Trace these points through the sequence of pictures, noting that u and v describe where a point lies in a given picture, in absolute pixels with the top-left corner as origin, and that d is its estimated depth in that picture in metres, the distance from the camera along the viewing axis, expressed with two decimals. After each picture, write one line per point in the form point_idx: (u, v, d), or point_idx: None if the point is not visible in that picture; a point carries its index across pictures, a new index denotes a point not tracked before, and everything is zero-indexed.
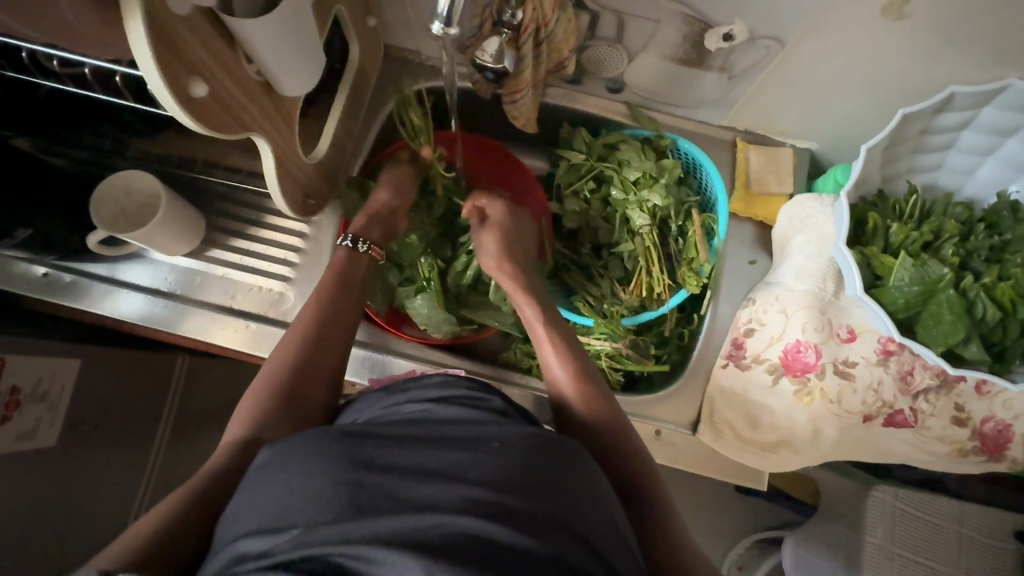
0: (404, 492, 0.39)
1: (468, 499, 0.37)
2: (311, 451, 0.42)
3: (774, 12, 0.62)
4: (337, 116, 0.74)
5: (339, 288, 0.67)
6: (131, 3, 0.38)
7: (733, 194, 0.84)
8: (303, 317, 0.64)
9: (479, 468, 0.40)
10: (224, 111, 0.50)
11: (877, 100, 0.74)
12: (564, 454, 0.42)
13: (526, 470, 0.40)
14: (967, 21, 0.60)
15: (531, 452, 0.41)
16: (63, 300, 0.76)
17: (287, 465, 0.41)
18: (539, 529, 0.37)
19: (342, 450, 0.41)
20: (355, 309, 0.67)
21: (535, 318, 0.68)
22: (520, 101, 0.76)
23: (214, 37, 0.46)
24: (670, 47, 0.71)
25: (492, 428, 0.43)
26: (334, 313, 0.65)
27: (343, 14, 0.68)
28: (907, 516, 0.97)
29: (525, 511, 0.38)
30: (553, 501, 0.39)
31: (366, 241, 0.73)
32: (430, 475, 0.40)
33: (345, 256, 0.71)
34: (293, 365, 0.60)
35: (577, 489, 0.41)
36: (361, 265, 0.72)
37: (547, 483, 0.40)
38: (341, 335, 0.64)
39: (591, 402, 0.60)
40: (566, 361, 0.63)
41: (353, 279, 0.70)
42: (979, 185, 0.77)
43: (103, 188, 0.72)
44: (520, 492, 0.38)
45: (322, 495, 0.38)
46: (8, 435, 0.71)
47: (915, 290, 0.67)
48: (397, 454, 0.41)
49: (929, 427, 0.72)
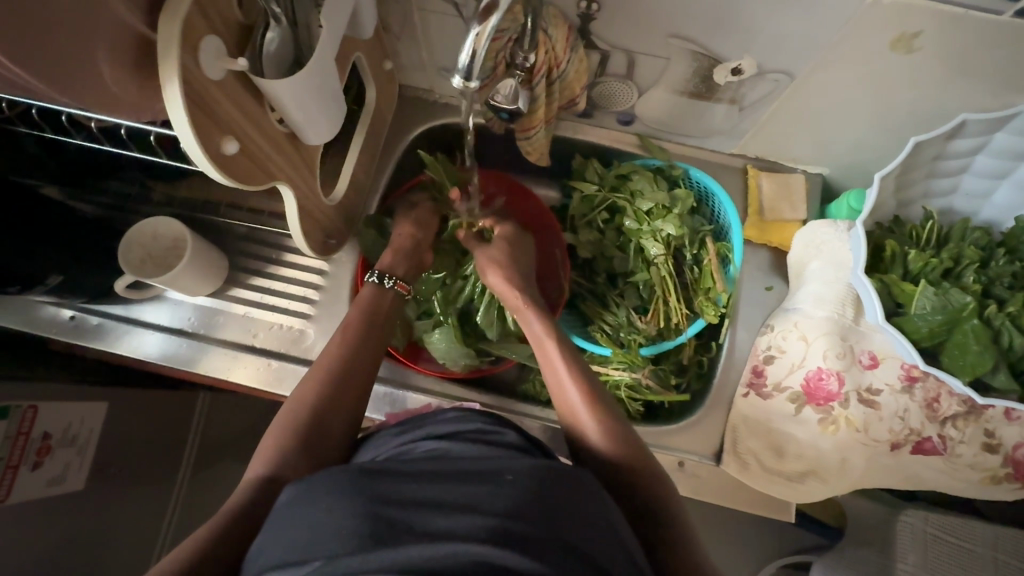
0: (422, 523, 0.38)
1: (483, 529, 0.37)
2: (333, 485, 0.41)
3: (783, 47, 0.63)
4: (356, 156, 0.76)
5: (356, 322, 0.68)
6: (168, 70, 0.40)
7: (746, 222, 0.85)
8: (325, 351, 0.65)
9: (495, 501, 0.40)
10: (251, 163, 0.52)
11: (889, 127, 0.74)
12: (574, 485, 0.42)
13: (541, 501, 0.40)
14: (976, 53, 0.60)
15: (542, 482, 0.41)
16: (89, 343, 0.78)
17: (309, 498, 0.41)
18: (552, 557, 0.37)
19: (362, 483, 0.41)
20: (372, 344, 0.67)
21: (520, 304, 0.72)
22: (533, 136, 0.78)
23: (245, 97, 0.48)
24: (679, 82, 0.73)
25: (506, 461, 0.43)
26: (349, 347, 0.65)
27: (361, 61, 0.70)
28: (938, 542, 0.93)
29: (540, 540, 0.37)
30: (563, 529, 0.39)
31: (394, 277, 0.74)
32: (447, 507, 0.39)
33: (372, 292, 0.72)
34: (312, 396, 0.61)
35: (592, 521, 0.40)
36: (386, 298, 0.72)
37: (560, 513, 0.40)
38: (354, 367, 0.64)
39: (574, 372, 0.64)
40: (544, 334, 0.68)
41: (376, 310, 0.71)
42: (994, 208, 0.78)
43: (131, 234, 0.74)
44: (535, 521, 0.38)
45: (343, 526, 0.38)
46: (39, 480, 0.72)
47: (938, 319, 0.66)
48: (415, 487, 0.41)
49: (960, 454, 0.71)
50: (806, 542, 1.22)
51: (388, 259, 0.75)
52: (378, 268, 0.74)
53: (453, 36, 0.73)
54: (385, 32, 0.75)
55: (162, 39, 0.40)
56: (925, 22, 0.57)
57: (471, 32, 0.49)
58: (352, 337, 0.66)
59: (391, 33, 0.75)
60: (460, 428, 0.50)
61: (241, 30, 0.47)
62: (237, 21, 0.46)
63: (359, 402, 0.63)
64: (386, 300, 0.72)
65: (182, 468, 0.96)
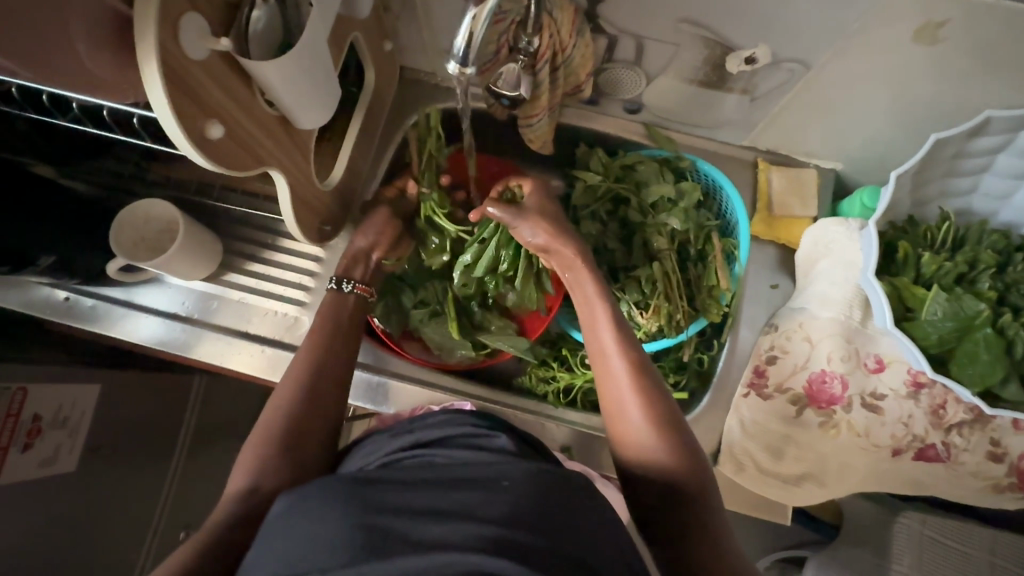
0: (417, 533, 0.37)
1: (480, 538, 0.36)
2: (323, 496, 0.40)
3: (799, 35, 0.60)
4: (352, 140, 0.74)
5: (327, 328, 0.67)
6: (147, 47, 0.38)
7: (754, 217, 0.82)
8: (295, 360, 0.63)
9: (490, 507, 0.38)
10: (237, 146, 0.50)
11: (908, 122, 0.71)
12: (572, 491, 0.40)
13: (539, 506, 0.38)
14: (1007, 46, 0.57)
15: (540, 487, 0.40)
16: (83, 325, 0.78)
17: (300, 509, 0.39)
18: (551, 562, 0.35)
19: (353, 493, 0.39)
20: (346, 349, 0.66)
21: (603, 316, 0.63)
22: (536, 124, 0.75)
23: (230, 79, 0.46)
24: (689, 70, 0.69)
25: (501, 465, 0.42)
26: (320, 352, 0.64)
27: (359, 41, 0.67)
28: (937, 545, 0.92)
29: (537, 546, 0.36)
30: (563, 536, 0.37)
31: (352, 281, 0.73)
32: (441, 515, 0.38)
33: (334, 298, 0.71)
34: (290, 407, 0.59)
35: (591, 527, 0.39)
36: (350, 302, 0.71)
37: (558, 520, 0.38)
38: (334, 375, 0.63)
39: (647, 389, 0.57)
40: (625, 346, 0.60)
41: (346, 313, 0.70)
42: (1015, 210, 0.74)
43: (122, 216, 0.73)
44: (532, 527, 0.37)
45: (334, 537, 0.36)
46: (29, 461, 0.73)
47: (949, 326, 0.64)
48: (408, 496, 0.39)
49: (962, 463, 0.69)
50: (802, 537, 1.21)
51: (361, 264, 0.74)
52: (336, 273, 0.73)
53: (455, 17, 0.70)
54: (385, 11, 0.72)
55: (138, 17, 0.38)
56: (952, 12, 0.54)
57: (467, 14, 0.46)
58: (323, 343, 0.65)
59: (391, 12, 0.72)
60: (450, 434, 0.49)
61: (226, 8, 0.45)
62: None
63: (338, 406, 0.62)
64: (350, 304, 0.71)
65: (178, 450, 0.97)
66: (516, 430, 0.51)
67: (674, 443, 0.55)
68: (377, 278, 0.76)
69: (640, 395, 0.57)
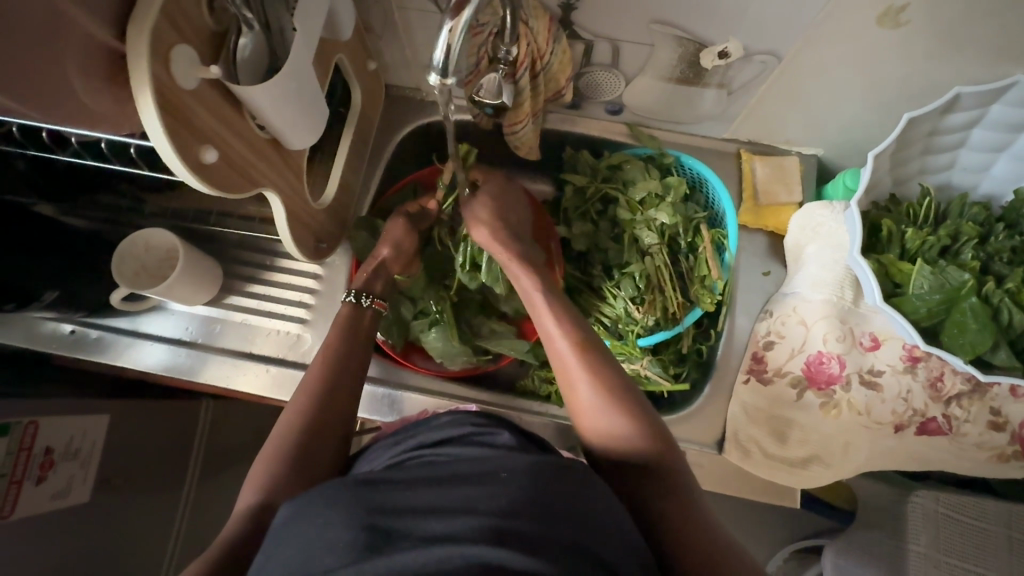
0: (418, 529, 0.37)
1: (480, 530, 0.36)
2: (329, 497, 0.40)
3: (767, 27, 0.62)
4: (345, 157, 0.76)
5: (341, 339, 0.68)
6: (141, 81, 0.40)
7: (741, 207, 0.84)
8: (308, 376, 0.64)
9: (491, 500, 0.39)
10: (231, 170, 0.51)
11: (882, 103, 0.73)
12: (572, 481, 0.41)
13: (538, 496, 0.39)
14: (968, 23, 0.59)
15: (539, 478, 0.40)
16: (88, 355, 0.79)
17: (306, 514, 0.40)
18: (550, 551, 0.36)
19: (359, 495, 0.40)
20: (358, 363, 0.67)
21: (544, 305, 0.65)
22: (520, 131, 0.77)
23: (221, 105, 0.48)
24: (665, 68, 0.71)
25: (500, 460, 0.42)
26: (331, 366, 0.65)
27: (343, 61, 0.69)
28: (952, 522, 0.91)
29: (536, 535, 0.37)
30: (562, 523, 0.38)
31: (371, 295, 0.74)
32: (442, 511, 0.39)
33: (349, 310, 0.72)
34: (302, 421, 0.60)
35: (589, 511, 0.40)
36: (365, 317, 0.72)
37: (557, 509, 0.39)
38: (343, 390, 0.64)
39: (597, 369, 0.59)
40: (574, 333, 0.62)
41: (360, 328, 0.71)
42: (993, 181, 0.76)
43: (123, 247, 0.74)
44: (532, 517, 0.38)
45: (340, 537, 0.37)
46: (42, 495, 0.73)
47: (936, 298, 0.66)
48: (410, 494, 0.40)
49: (966, 434, 0.70)
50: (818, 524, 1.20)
51: (362, 277, 0.75)
52: (354, 287, 0.74)
53: (435, 34, 0.72)
54: (367, 31, 0.74)
55: (131, 52, 0.40)
56: None
57: (444, 28, 0.48)
58: (339, 356, 0.66)
59: (373, 33, 0.75)
60: (453, 433, 0.50)
61: (215, 38, 0.47)
62: (210, 30, 0.46)
63: (347, 418, 0.63)
64: (366, 318, 0.72)
65: (189, 476, 0.97)
66: (520, 428, 0.51)
67: (632, 417, 0.56)
68: (389, 293, 0.78)
69: (590, 374, 0.59)
